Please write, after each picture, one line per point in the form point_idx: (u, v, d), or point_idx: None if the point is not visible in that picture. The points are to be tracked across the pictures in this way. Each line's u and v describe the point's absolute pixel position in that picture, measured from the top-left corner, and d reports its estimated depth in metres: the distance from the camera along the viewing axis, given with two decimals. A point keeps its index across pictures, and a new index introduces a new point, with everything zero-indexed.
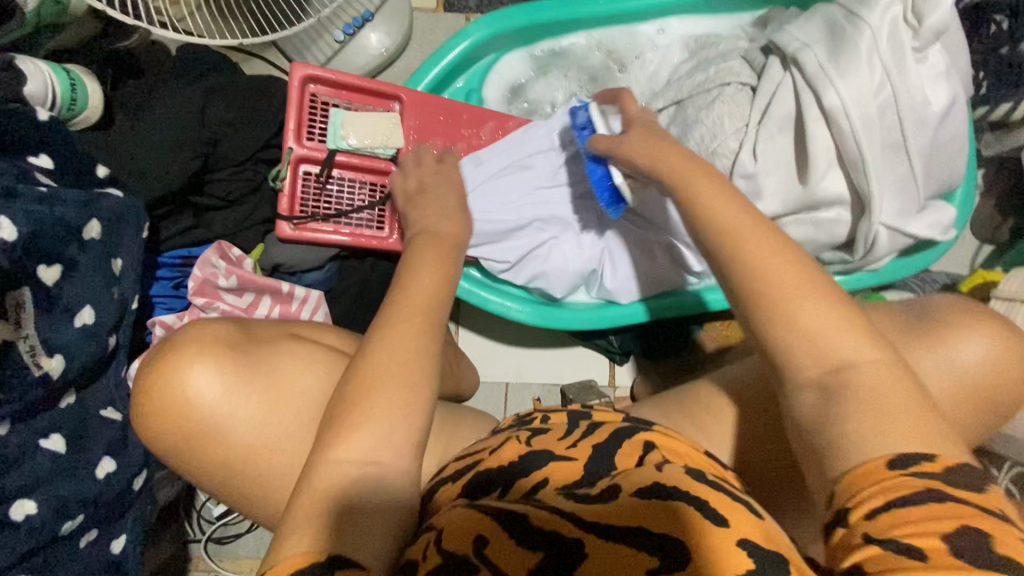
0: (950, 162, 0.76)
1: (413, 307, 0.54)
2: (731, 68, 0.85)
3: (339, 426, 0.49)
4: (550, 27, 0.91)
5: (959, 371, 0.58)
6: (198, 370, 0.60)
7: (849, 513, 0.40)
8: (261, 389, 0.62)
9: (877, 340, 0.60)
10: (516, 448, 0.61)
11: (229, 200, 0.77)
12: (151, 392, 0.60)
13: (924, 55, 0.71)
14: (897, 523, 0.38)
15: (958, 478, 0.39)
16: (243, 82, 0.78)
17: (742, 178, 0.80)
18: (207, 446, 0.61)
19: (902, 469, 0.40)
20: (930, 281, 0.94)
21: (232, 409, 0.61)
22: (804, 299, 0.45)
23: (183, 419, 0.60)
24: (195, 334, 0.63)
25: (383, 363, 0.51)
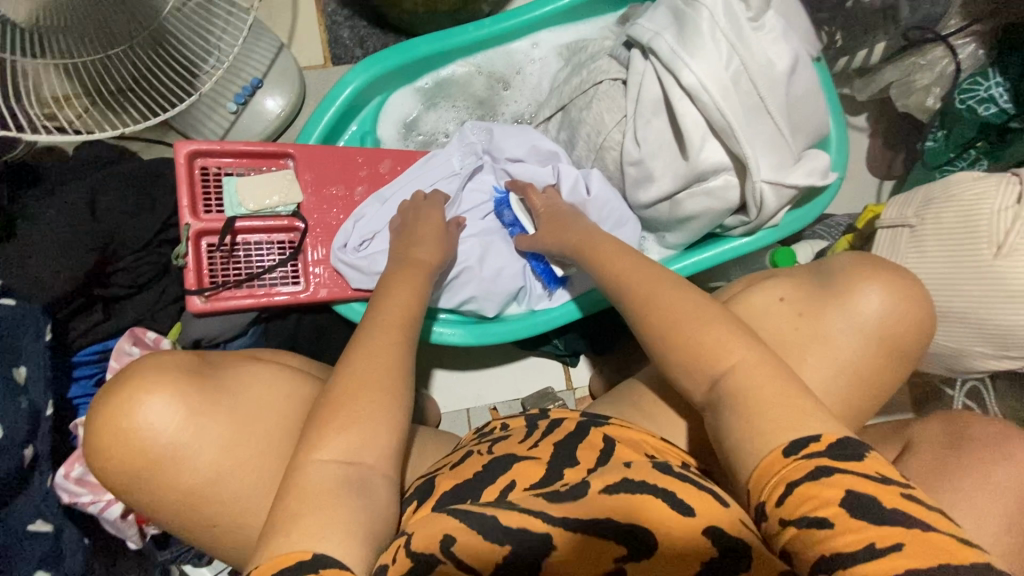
0: (811, 113, 0.81)
1: (387, 322, 0.65)
2: (601, 66, 0.90)
3: (318, 434, 0.56)
4: (427, 62, 0.95)
5: (862, 322, 0.59)
6: (158, 402, 0.60)
7: (767, 500, 0.48)
8: (226, 413, 0.62)
9: (770, 301, 0.63)
10: (479, 457, 0.65)
11: (137, 286, 0.78)
12: (110, 427, 0.59)
13: (761, 22, 0.77)
14: (809, 498, 0.46)
15: (839, 452, 0.48)
16: (136, 169, 0.79)
17: (631, 165, 0.85)
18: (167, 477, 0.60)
19: (796, 455, 0.48)
20: (834, 226, 0.99)
21: (195, 442, 0.61)
22: (664, 301, 0.63)
23: (139, 450, 0.59)
24: (155, 363, 0.63)
25: (365, 370, 0.60)
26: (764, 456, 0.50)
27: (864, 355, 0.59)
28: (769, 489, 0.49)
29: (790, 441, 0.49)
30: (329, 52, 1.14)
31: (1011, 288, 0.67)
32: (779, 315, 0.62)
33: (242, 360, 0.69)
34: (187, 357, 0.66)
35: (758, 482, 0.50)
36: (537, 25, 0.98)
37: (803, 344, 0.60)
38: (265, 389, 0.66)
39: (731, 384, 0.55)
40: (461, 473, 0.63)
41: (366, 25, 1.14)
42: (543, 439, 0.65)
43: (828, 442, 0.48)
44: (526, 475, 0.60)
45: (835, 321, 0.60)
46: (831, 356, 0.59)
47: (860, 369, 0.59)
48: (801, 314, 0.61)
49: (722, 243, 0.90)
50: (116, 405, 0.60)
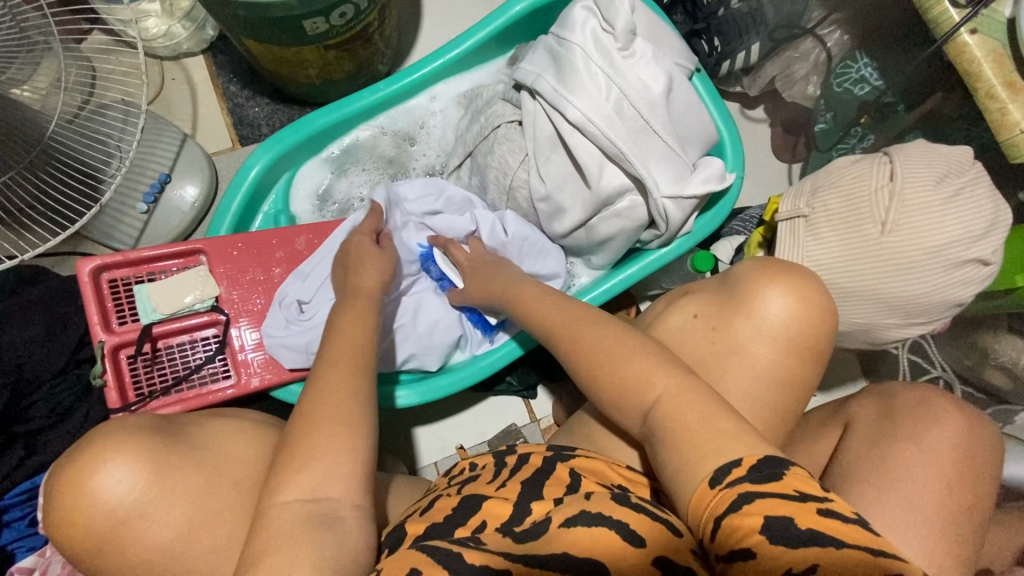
0: (696, 125, 0.86)
1: (341, 355, 0.63)
2: (496, 111, 0.93)
3: (282, 473, 0.53)
4: (330, 132, 0.97)
5: (772, 326, 0.62)
6: (119, 463, 0.56)
7: (703, 532, 0.48)
8: (190, 471, 0.59)
9: (685, 318, 0.67)
10: (444, 500, 0.65)
11: (59, 413, 0.74)
12: (64, 491, 0.55)
13: (632, 50, 0.81)
14: (733, 528, 0.45)
15: (761, 475, 0.47)
16: (42, 292, 0.77)
17: (541, 202, 0.88)
18: (116, 546, 0.56)
19: (720, 485, 0.48)
20: (750, 219, 1.03)
21: (157, 502, 0.57)
22: (585, 339, 0.65)
23: (94, 516, 0.55)
24: (119, 423, 0.61)
25: (320, 407, 0.57)
26: (694, 490, 0.49)
27: (781, 358, 0.62)
28: (703, 522, 0.48)
29: (714, 469, 0.49)
30: (236, 134, 1.14)
31: (899, 267, 0.72)
32: (695, 332, 0.66)
33: (203, 417, 0.67)
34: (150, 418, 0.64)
35: (694, 513, 0.49)
36: (431, 80, 1.00)
37: (723, 355, 0.63)
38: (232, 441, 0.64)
39: (654, 413, 0.57)
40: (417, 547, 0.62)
41: (269, 102, 1.14)
42: (512, 478, 0.65)
43: (748, 465, 0.48)
44: (495, 514, 0.60)
45: (746, 331, 0.63)
46: (750, 364, 0.62)
47: (777, 370, 0.62)
48: (715, 328, 0.64)
49: (644, 257, 0.92)
50: (77, 465, 0.56)
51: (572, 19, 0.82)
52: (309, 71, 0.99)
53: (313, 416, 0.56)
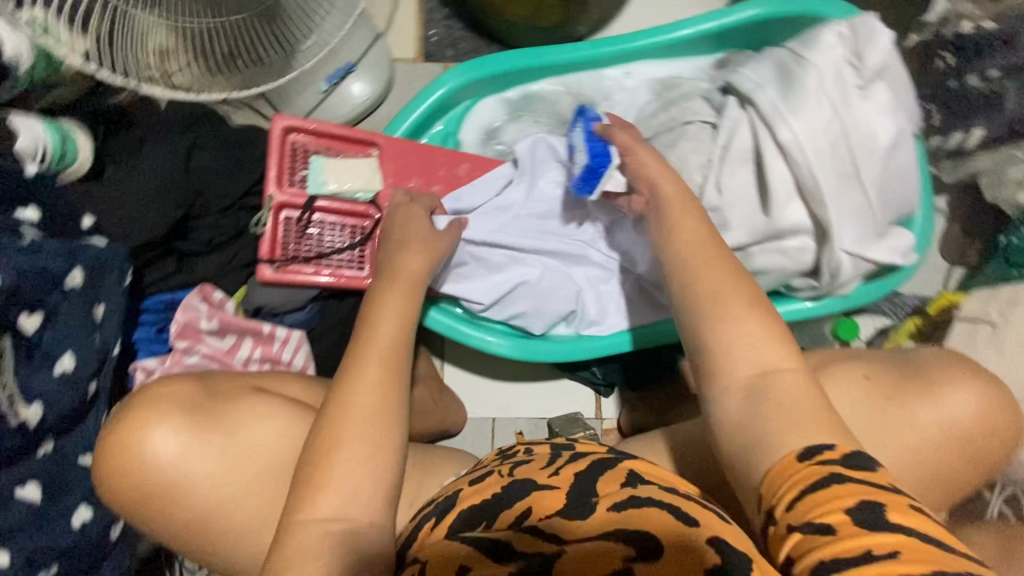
0: (903, 190, 0.79)
1: (373, 355, 0.63)
2: (692, 107, 0.89)
3: (310, 486, 0.56)
4: (520, 74, 0.96)
5: (950, 419, 0.58)
6: (156, 436, 0.60)
7: (777, 503, 0.47)
8: (224, 453, 0.61)
9: (855, 377, 0.62)
10: (497, 478, 0.64)
11: (213, 244, 0.80)
12: (112, 448, 0.59)
13: (870, 91, 0.76)
14: (810, 508, 0.45)
15: (854, 461, 0.47)
16: (229, 132, 0.81)
17: (708, 211, 0.83)
18: (160, 502, 0.60)
19: (811, 460, 0.48)
20: (902, 304, 0.94)
21: (195, 473, 0.60)
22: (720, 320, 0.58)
23: (140, 471, 0.59)
24: (160, 397, 0.62)
25: (349, 421, 0.59)
26: (773, 467, 0.49)
27: (941, 454, 0.58)
28: (780, 496, 0.47)
29: (804, 447, 0.49)
30: (422, 48, 1.15)
31: None
32: (865, 395, 0.60)
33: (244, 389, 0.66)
34: (193, 387, 0.65)
35: (770, 489, 0.49)
36: (633, 57, 0.98)
37: (885, 426, 0.59)
38: (266, 423, 0.63)
39: (741, 410, 0.54)
40: (482, 491, 0.62)
41: (462, 27, 1.15)
42: (565, 467, 0.63)
43: (841, 451, 0.48)
44: (540, 502, 0.58)
45: (923, 414, 0.58)
46: (909, 444, 0.58)
47: (930, 461, 0.59)
48: (889, 397, 0.59)
49: (785, 302, 0.88)
50: (121, 441, 0.60)
51: (819, 40, 0.77)
52: (518, 8, 0.99)
53: (339, 430, 0.58)
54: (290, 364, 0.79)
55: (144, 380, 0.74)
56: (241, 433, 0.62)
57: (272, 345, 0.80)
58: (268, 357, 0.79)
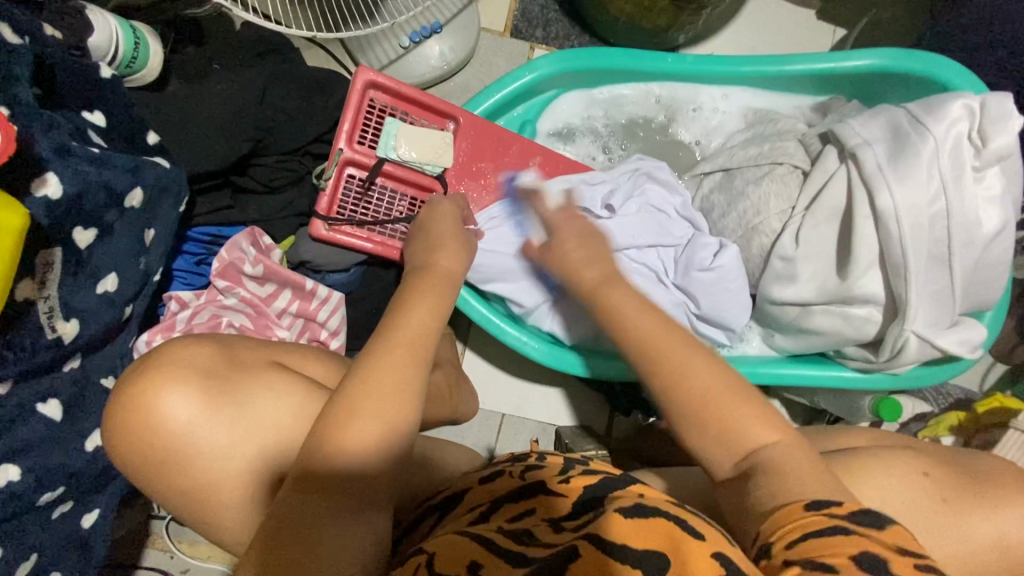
0: (987, 284, 0.76)
1: (406, 337, 0.55)
2: (786, 148, 0.85)
3: (320, 460, 0.49)
4: (614, 74, 0.92)
5: (1003, 536, 0.58)
6: (170, 397, 0.54)
7: (774, 540, 0.44)
8: (237, 426, 0.56)
9: (913, 471, 0.60)
10: (507, 480, 0.58)
11: (270, 187, 0.77)
12: (124, 405, 0.54)
13: (983, 175, 0.72)
14: (814, 547, 0.41)
15: (861, 517, 0.43)
16: (308, 73, 0.77)
17: (779, 259, 0.79)
18: (168, 467, 0.55)
19: (819, 511, 0.44)
20: (943, 393, 0.93)
21: (205, 442, 0.55)
22: (687, 348, 0.55)
23: (153, 435, 0.55)
24: (180, 356, 0.57)
25: (370, 399, 0.50)
26: (777, 508, 0.46)
27: (985, 569, 0.58)
28: (781, 533, 0.44)
29: (812, 498, 0.45)
30: (511, 22, 1.10)
31: None
32: (921, 492, 0.59)
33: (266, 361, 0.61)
34: (214, 350, 0.59)
35: (771, 521, 0.45)
36: (731, 81, 0.93)
37: (935, 529, 0.58)
38: (285, 401, 0.58)
39: (745, 470, 0.50)
40: (494, 491, 0.58)
41: (557, 10, 1.10)
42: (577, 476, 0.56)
43: (849, 508, 0.44)
44: (546, 507, 0.53)
45: (977, 521, 0.58)
46: (956, 550, 0.57)
47: (973, 574, 0.57)
48: (946, 500, 0.58)
49: (832, 367, 0.85)
50: (132, 398, 0.55)
51: (945, 110, 0.72)
52: (625, 4, 0.94)
53: (351, 409, 0.50)
54: (322, 325, 0.77)
55: (175, 311, 0.72)
56: (256, 408, 0.57)
57: (309, 301, 0.78)
58: (303, 312, 0.77)
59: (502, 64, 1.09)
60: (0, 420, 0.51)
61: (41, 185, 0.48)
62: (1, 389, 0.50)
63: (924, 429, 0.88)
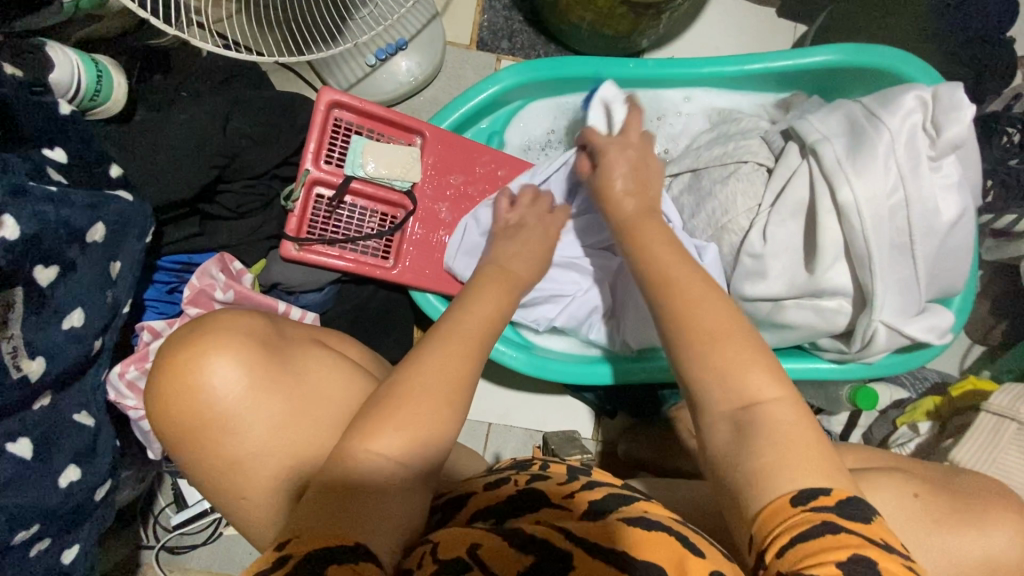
0: (953, 270, 0.77)
1: (463, 332, 0.56)
2: (751, 146, 0.86)
3: (372, 423, 0.49)
4: (577, 82, 0.93)
5: (981, 542, 0.59)
6: (214, 366, 0.55)
7: (766, 549, 0.43)
8: (283, 396, 0.57)
9: (904, 493, 0.61)
10: (512, 484, 0.58)
11: (239, 213, 0.77)
12: (167, 373, 0.55)
13: (939, 164, 0.73)
14: (797, 558, 0.40)
15: (846, 510, 0.42)
16: (271, 97, 0.77)
17: (748, 256, 0.80)
18: (209, 438, 0.56)
19: (805, 505, 0.43)
20: (920, 379, 0.95)
21: (247, 413, 0.56)
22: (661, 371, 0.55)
23: (195, 404, 0.55)
24: (227, 327, 0.57)
25: (433, 369, 0.52)
26: (762, 511, 0.45)
27: (958, 559, 0.59)
28: (771, 539, 0.43)
29: (798, 489, 0.44)
30: (477, 35, 1.11)
31: None
32: (913, 512, 0.60)
33: (308, 341, 0.62)
34: (261, 325, 0.60)
35: (760, 527, 0.44)
36: (695, 83, 0.94)
37: (919, 539, 0.59)
38: (330, 376, 0.59)
39: (727, 443, 0.49)
40: (499, 493, 0.57)
41: (521, 20, 1.11)
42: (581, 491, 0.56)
43: (837, 497, 0.43)
44: (552, 513, 0.53)
45: (960, 539, 0.59)
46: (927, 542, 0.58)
47: (947, 562, 0.58)
48: (937, 521, 0.60)
49: (807, 360, 0.86)
50: (177, 364, 0.55)
51: (898, 102, 0.74)
52: (585, 12, 0.95)
53: (400, 391, 0.51)
54: None
55: (148, 341, 0.72)
56: (302, 381, 0.58)
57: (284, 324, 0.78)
58: None
59: (470, 77, 1.10)
60: None
61: None
62: None
63: (902, 415, 0.89)
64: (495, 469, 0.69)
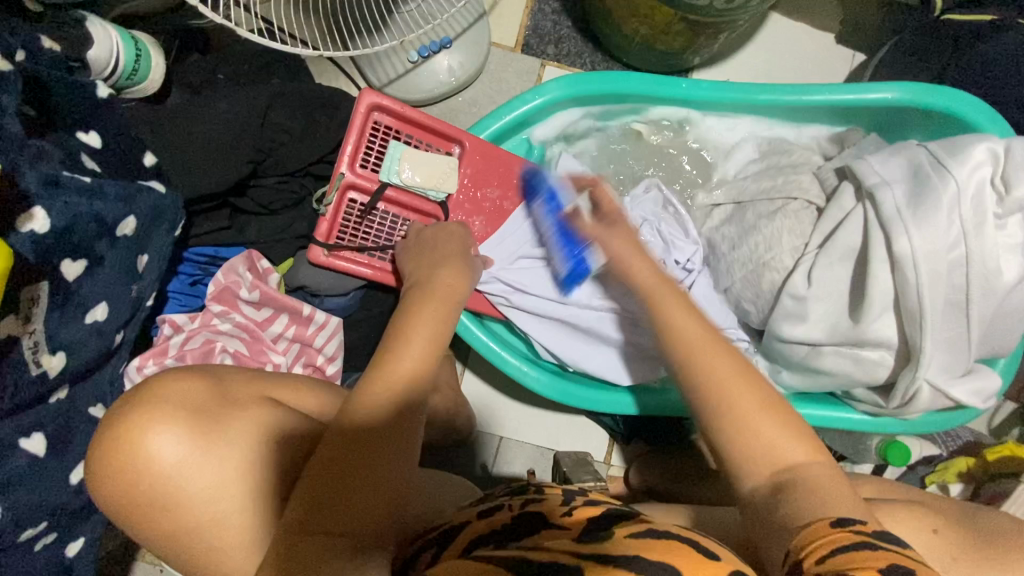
0: (1006, 333, 0.73)
1: (397, 372, 0.56)
2: (801, 182, 0.82)
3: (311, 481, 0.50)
4: (625, 99, 0.89)
5: None
6: (152, 442, 0.53)
7: (805, 557, 0.43)
8: (224, 468, 0.54)
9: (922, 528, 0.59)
10: (507, 513, 0.57)
11: (271, 209, 0.75)
12: (107, 451, 0.53)
13: (1005, 222, 0.70)
14: (841, 564, 0.41)
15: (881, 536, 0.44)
16: (312, 92, 0.75)
17: (790, 298, 0.77)
18: (153, 516, 0.54)
19: (845, 527, 0.44)
20: (952, 436, 0.91)
21: (190, 488, 0.53)
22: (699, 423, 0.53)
23: (138, 481, 0.53)
24: (162, 395, 0.54)
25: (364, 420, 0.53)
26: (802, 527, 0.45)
27: None
28: (809, 549, 0.43)
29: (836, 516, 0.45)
30: (523, 38, 1.07)
31: None
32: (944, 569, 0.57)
33: (254, 397, 0.59)
34: (199, 385, 0.57)
35: (797, 541, 0.44)
36: (747, 110, 0.90)
37: None
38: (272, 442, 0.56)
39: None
40: (495, 522, 0.56)
41: (569, 26, 1.07)
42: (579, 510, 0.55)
43: (873, 528, 0.44)
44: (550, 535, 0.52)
45: None
46: None
47: None
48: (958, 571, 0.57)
49: (839, 409, 0.83)
50: (115, 436, 0.53)
51: (967, 153, 0.70)
52: (640, 25, 0.91)
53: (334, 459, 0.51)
54: (319, 351, 0.75)
55: (168, 335, 0.70)
56: (242, 449, 0.55)
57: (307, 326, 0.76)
58: (299, 338, 0.75)
59: (512, 81, 1.07)
60: None
61: (26, 220, 0.46)
62: None
63: (933, 474, 0.85)
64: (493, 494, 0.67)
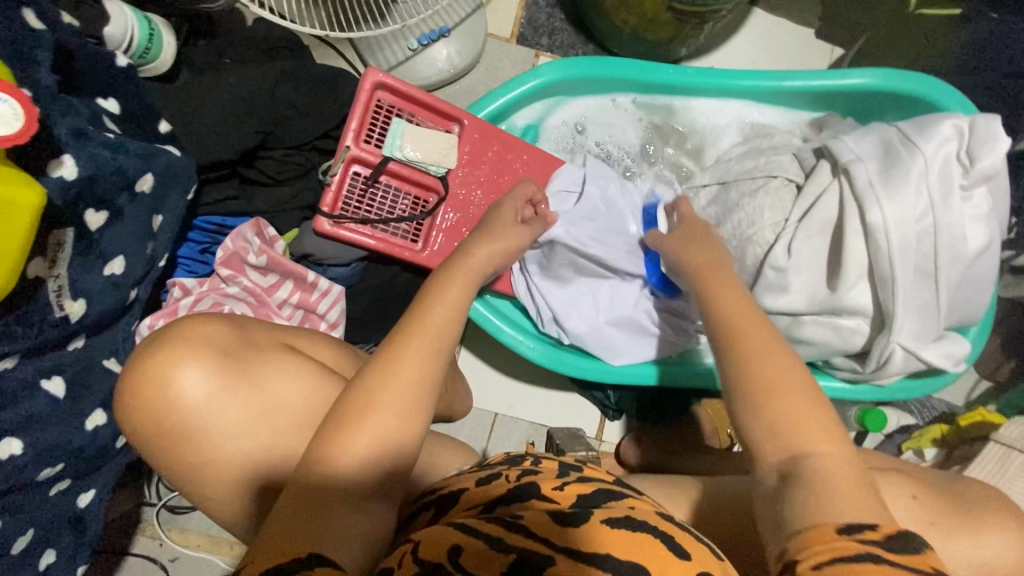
0: (973, 299, 0.78)
1: (427, 330, 0.57)
2: (782, 161, 0.86)
3: (334, 432, 0.51)
4: (617, 83, 0.94)
5: (983, 557, 0.60)
6: (183, 378, 0.55)
7: (800, 559, 0.42)
8: (247, 404, 0.57)
9: (904, 494, 0.61)
10: (502, 484, 0.59)
11: (276, 179, 0.78)
12: (138, 384, 0.55)
13: (970, 194, 0.74)
14: (837, 570, 0.40)
15: (895, 545, 0.42)
16: (318, 70, 0.79)
17: (771, 270, 0.80)
18: (179, 446, 0.56)
19: (851, 535, 0.42)
20: (928, 407, 0.94)
21: (214, 422, 0.56)
22: None
23: (166, 413, 0.55)
24: (194, 336, 0.57)
25: (392, 379, 0.53)
26: (803, 529, 0.44)
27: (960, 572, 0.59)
28: (807, 553, 0.42)
29: (845, 521, 0.43)
30: (518, 29, 1.12)
31: None
32: (917, 512, 0.61)
33: (276, 345, 0.61)
34: (226, 329, 0.59)
35: (798, 540, 0.44)
36: (731, 95, 0.95)
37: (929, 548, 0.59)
38: (295, 383, 0.59)
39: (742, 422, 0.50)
40: (487, 490, 0.59)
41: (563, 19, 1.12)
42: (572, 485, 0.57)
43: (885, 533, 0.43)
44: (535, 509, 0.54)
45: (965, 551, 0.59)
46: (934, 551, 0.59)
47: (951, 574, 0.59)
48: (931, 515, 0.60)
49: (819, 377, 0.87)
50: (145, 373, 0.55)
51: (935, 130, 0.75)
52: (630, 16, 0.96)
53: (361, 408, 0.52)
54: (322, 317, 0.78)
55: (178, 297, 0.74)
56: (267, 390, 0.58)
57: (310, 294, 0.79)
58: (304, 304, 0.78)
59: (508, 70, 1.11)
60: (7, 395, 0.52)
61: (57, 166, 0.49)
62: (8, 363, 0.51)
63: (908, 441, 0.90)
64: (491, 463, 0.70)
